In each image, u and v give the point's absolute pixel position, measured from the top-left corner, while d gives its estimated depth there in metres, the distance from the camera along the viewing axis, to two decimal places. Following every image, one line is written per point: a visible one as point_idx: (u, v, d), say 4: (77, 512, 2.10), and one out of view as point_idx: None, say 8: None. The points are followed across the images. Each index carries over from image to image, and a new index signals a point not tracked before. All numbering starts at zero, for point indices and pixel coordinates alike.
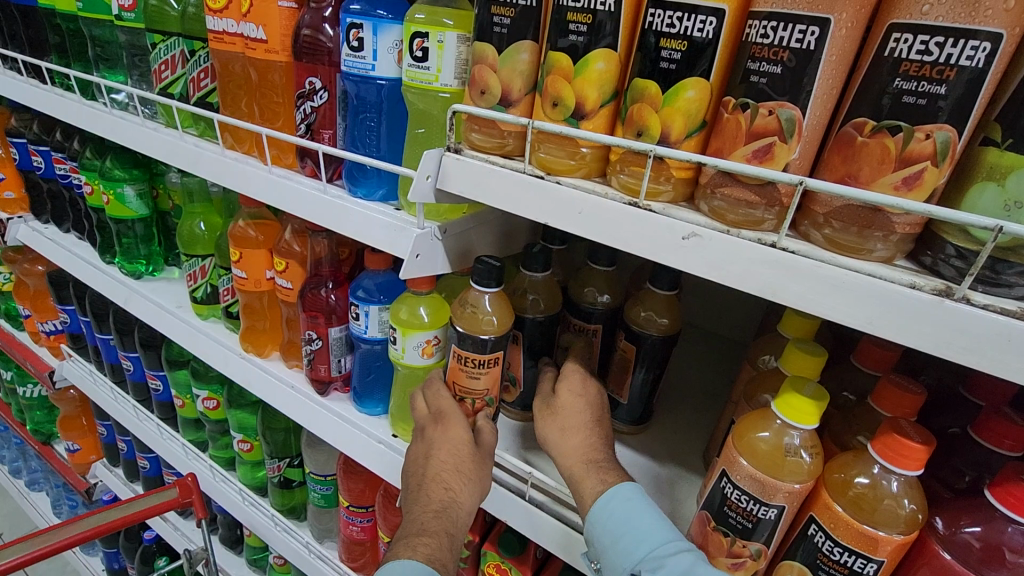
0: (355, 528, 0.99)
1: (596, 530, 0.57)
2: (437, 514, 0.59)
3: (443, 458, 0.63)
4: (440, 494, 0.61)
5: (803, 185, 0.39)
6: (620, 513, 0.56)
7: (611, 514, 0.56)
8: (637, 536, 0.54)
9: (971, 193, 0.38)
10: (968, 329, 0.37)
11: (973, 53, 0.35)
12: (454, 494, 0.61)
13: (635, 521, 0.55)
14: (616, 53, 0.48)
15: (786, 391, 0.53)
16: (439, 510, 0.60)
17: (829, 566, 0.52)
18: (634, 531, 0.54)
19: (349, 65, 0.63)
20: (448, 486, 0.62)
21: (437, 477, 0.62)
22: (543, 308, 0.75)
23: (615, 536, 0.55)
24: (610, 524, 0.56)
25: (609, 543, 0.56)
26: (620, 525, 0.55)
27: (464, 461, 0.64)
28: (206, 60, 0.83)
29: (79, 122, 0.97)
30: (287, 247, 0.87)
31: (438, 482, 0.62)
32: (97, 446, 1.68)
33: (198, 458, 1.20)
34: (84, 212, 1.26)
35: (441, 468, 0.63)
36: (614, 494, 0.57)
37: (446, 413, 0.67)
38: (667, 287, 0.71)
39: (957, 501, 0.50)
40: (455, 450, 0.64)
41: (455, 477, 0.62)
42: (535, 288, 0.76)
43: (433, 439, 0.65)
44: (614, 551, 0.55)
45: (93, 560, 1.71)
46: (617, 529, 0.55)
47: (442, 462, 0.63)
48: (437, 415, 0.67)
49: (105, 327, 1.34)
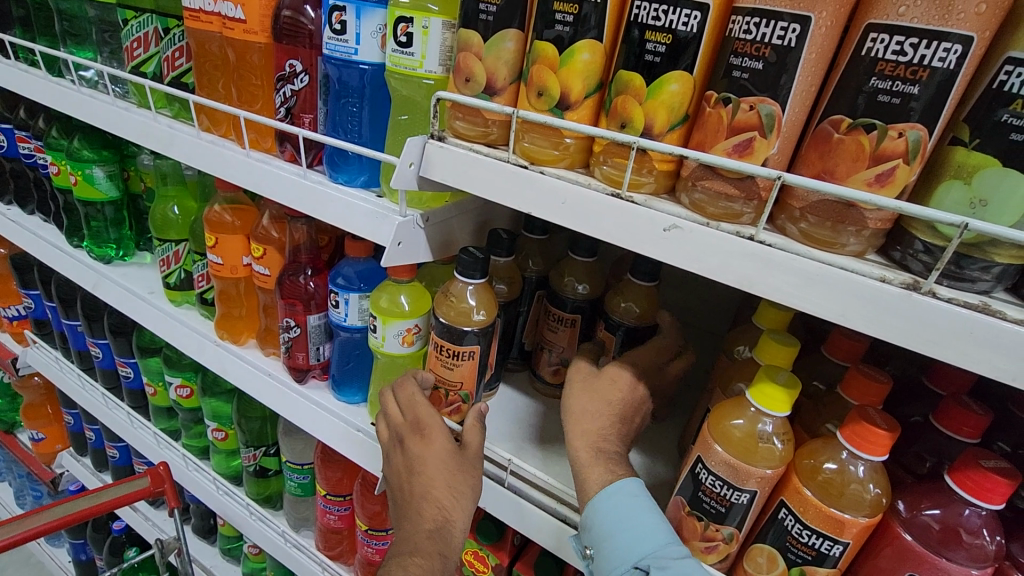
0: (332, 516, 0.99)
1: (596, 520, 0.55)
2: (431, 536, 0.60)
3: (432, 474, 0.63)
4: (433, 513, 0.61)
5: (781, 180, 0.40)
6: (629, 506, 0.54)
7: (613, 508, 0.54)
8: (643, 532, 0.53)
9: (939, 190, 0.40)
10: (933, 321, 0.39)
11: (945, 55, 0.36)
12: (448, 513, 0.61)
13: (645, 515, 0.53)
14: (600, 45, 0.48)
15: (760, 379, 0.54)
16: (433, 531, 0.60)
17: (798, 548, 0.54)
18: (639, 525, 0.53)
19: (331, 48, 0.62)
20: (440, 504, 0.61)
21: (429, 494, 0.62)
22: (503, 291, 0.77)
23: (615, 528, 0.54)
24: (618, 514, 0.54)
25: (609, 535, 0.54)
26: (622, 519, 0.54)
27: (453, 473, 0.63)
28: (181, 38, 0.81)
29: (44, 99, 0.93)
30: (265, 233, 0.86)
31: (430, 500, 0.62)
32: (62, 435, 1.64)
33: (170, 446, 1.18)
34: (49, 194, 1.22)
35: (431, 485, 0.62)
36: (617, 488, 0.55)
37: (426, 423, 0.65)
38: (646, 277, 0.73)
39: (919, 485, 0.53)
40: (441, 464, 0.63)
41: (447, 494, 0.62)
42: (496, 273, 0.76)
43: (415, 455, 0.65)
44: (616, 544, 0.53)
45: (59, 552, 1.68)
46: (622, 520, 0.54)
47: (432, 480, 0.63)
48: (417, 425, 0.66)
49: (72, 312, 1.30)
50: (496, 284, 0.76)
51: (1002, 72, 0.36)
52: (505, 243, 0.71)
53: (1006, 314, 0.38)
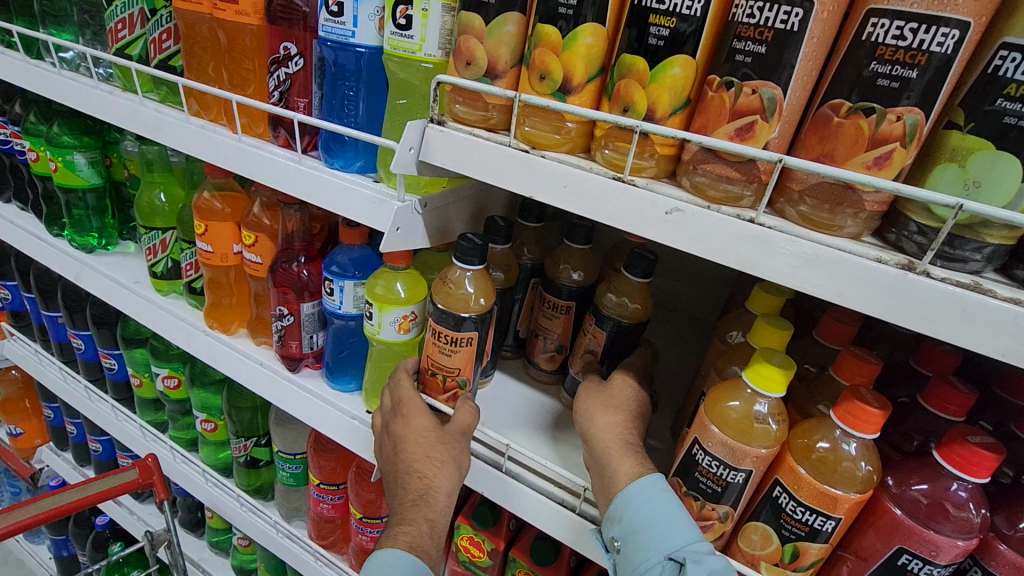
0: (325, 506, 0.98)
1: (627, 511, 0.55)
2: (414, 503, 0.61)
3: (412, 448, 0.64)
4: (417, 484, 0.62)
5: (782, 162, 0.41)
6: (659, 500, 0.55)
7: (646, 498, 0.55)
8: (674, 526, 0.54)
9: (934, 173, 0.41)
10: (928, 300, 0.40)
11: (943, 40, 0.37)
12: (430, 482, 0.62)
13: (674, 511, 0.55)
14: (603, 28, 0.48)
15: (756, 360, 0.55)
16: (416, 499, 0.61)
17: (792, 525, 0.55)
18: (669, 520, 0.54)
19: (328, 30, 0.62)
20: (423, 475, 0.62)
21: (411, 468, 0.63)
22: (500, 279, 0.77)
23: (649, 520, 0.54)
24: (649, 507, 0.55)
25: (640, 527, 0.54)
26: (658, 509, 0.54)
27: (433, 446, 0.64)
28: (168, 19, 0.79)
29: (23, 82, 0.91)
30: (256, 220, 0.85)
31: (413, 473, 0.63)
32: (42, 430, 1.60)
33: (157, 439, 1.16)
34: (27, 181, 1.18)
35: (412, 460, 0.63)
36: (652, 479, 0.57)
37: (406, 404, 0.68)
38: (641, 275, 0.71)
39: (907, 462, 0.54)
40: (421, 438, 0.64)
41: (428, 465, 0.63)
42: (494, 261, 0.77)
43: (398, 435, 0.66)
44: (648, 536, 0.54)
45: (39, 549, 1.64)
46: (653, 514, 0.54)
47: (412, 453, 0.64)
48: (399, 408, 0.68)
49: (53, 303, 1.27)
50: (494, 271, 0.77)
51: (997, 56, 0.37)
52: (502, 230, 0.70)
53: (997, 293, 0.39)
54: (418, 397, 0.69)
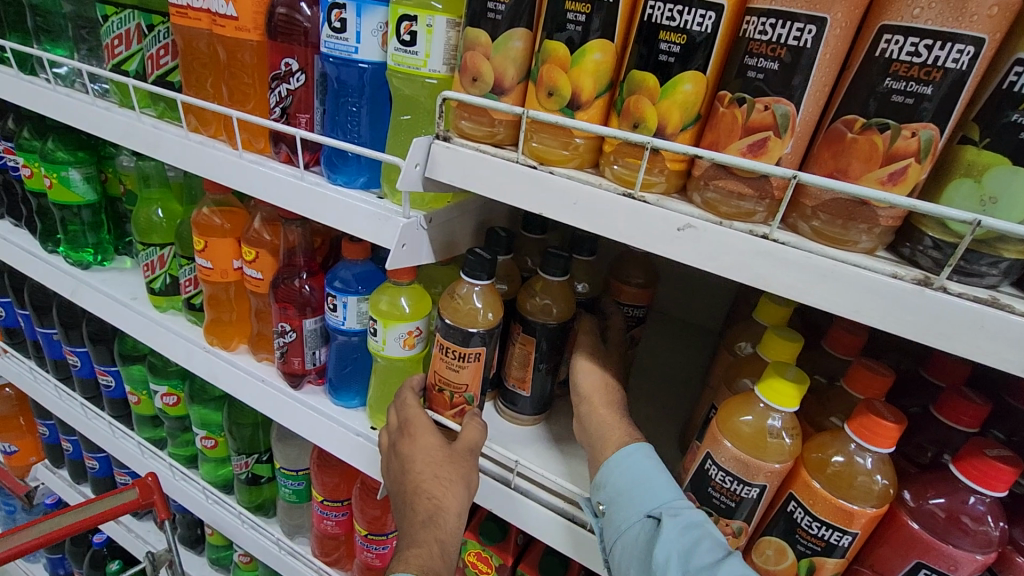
0: (329, 522, 0.97)
1: (611, 476, 0.57)
2: (424, 524, 0.60)
3: (420, 469, 0.63)
4: (426, 505, 0.61)
5: (796, 179, 0.41)
6: (641, 467, 0.56)
7: (632, 465, 0.57)
8: (652, 487, 0.55)
9: (949, 188, 0.41)
10: (945, 315, 0.40)
11: (959, 56, 0.37)
12: (439, 501, 0.61)
13: (655, 475, 0.56)
14: (611, 44, 0.48)
15: (769, 374, 0.55)
16: (425, 520, 0.60)
17: (807, 540, 0.55)
18: (650, 481, 0.55)
19: (330, 46, 0.61)
20: (431, 495, 0.61)
21: (419, 488, 0.62)
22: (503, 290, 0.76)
23: (629, 489, 0.56)
24: (632, 471, 0.56)
25: (621, 491, 0.56)
26: (641, 474, 0.56)
27: (441, 465, 0.63)
28: (166, 35, 0.78)
29: (17, 99, 0.89)
30: (257, 235, 0.84)
31: (421, 494, 0.62)
32: (37, 447, 1.58)
33: (156, 456, 1.14)
34: (21, 197, 1.17)
35: (419, 479, 0.62)
36: (639, 448, 0.58)
37: (414, 425, 0.67)
38: (558, 275, 0.69)
39: (923, 475, 0.54)
40: (429, 458, 0.63)
41: (436, 484, 0.62)
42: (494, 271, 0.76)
43: (405, 454, 0.65)
44: (631, 495, 0.55)
45: (35, 568, 1.61)
46: (632, 478, 0.56)
47: (421, 474, 0.63)
48: (406, 428, 0.68)
49: (48, 320, 1.25)
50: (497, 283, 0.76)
51: (1012, 72, 0.37)
52: (505, 241, 0.69)
53: (1015, 309, 0.39)
54: (426, 415, 0.68)
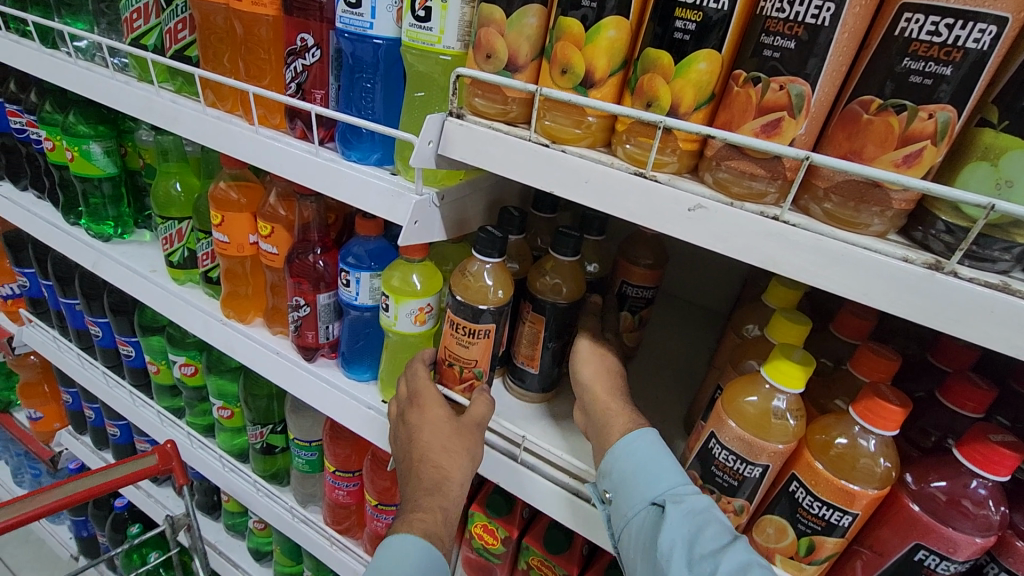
0: (341, 492, 1.00)
1: (616, 463, 0.58)
2: (428, 492, 0.62)
3: (427, 439, 0.64)
4: (431, 473, 0.62)
5: (808, 160, 0.41)
6: (644, 453, 0.57)
7: (636, 451, 0.57)
8: (655, 474, 0.56)
9: (965, 171, 0.40)
10: (955, 300, 0.40)
11: (980, 36, 0.36)
12: (446, 472, 0.63)
13: (658, 461, 0.56)
14: (626, 21, 0.48)
15: (776, 356, 0.55)
16: (430, 488, 0.62)
17: (808, 519, 0.55)
18: (655, 468, 0.56)
19: (345, 21, 0.61)
20: (437, 465, 0.63)
21: (425, 456, 0.64)
22: (514, 269, 0.76)
23: (632, 476, 0.57)
24: (638, 457, 0.57)
25: (626, 477, 0.57)
26: (644, 461, 0.57)
27: (448, 438, 0.65)
28: (183, 9, 0.78)
29: (39, 72, 0.91)
30: (273, 211, 0.85)
31: (427, 462, 0.63)
32: (61, 414, 1.64)
33: (175, 424, 1.18)
34: (44, 169, 1.19)
35: (426, 449, 0.64)
36: (642, 434, 0.59)
37: (423, 399, 0.68)
38: (569, 255, 0.69)
39: (926, 458, 0.54)
40: (436, 430, 0.65)
41: (443, 455, 0.63)
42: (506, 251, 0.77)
43: (413, 425, 0.67)
44: (637, 481, 0.56)
45: (60, 529, 1.68)
46: (637, 464, 0.57)
47: (427, 444, 0.64)
48: (416, 401, 0.69)
49: (71, 291, 1.28)
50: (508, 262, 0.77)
51: None
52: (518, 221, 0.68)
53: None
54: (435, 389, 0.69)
